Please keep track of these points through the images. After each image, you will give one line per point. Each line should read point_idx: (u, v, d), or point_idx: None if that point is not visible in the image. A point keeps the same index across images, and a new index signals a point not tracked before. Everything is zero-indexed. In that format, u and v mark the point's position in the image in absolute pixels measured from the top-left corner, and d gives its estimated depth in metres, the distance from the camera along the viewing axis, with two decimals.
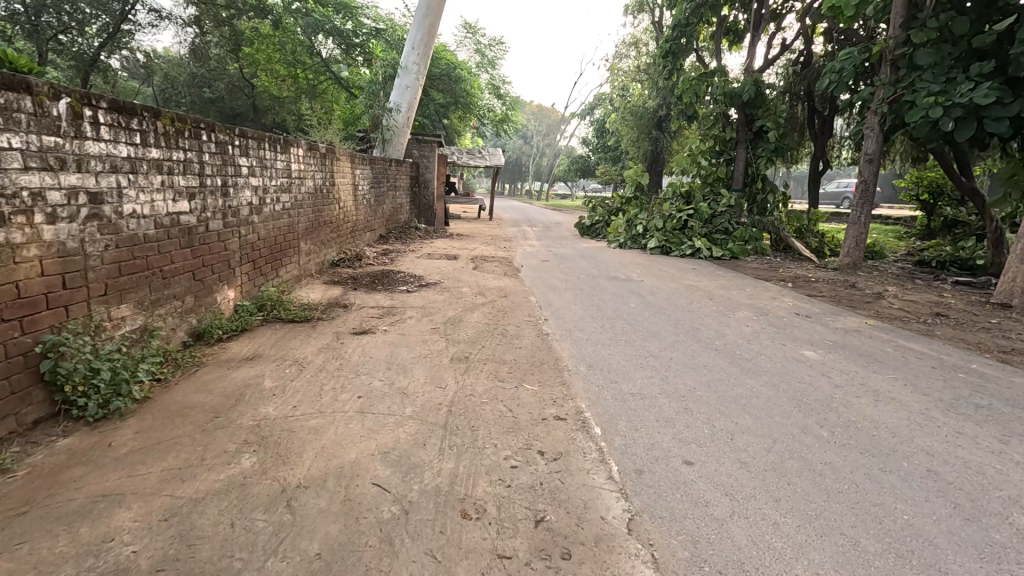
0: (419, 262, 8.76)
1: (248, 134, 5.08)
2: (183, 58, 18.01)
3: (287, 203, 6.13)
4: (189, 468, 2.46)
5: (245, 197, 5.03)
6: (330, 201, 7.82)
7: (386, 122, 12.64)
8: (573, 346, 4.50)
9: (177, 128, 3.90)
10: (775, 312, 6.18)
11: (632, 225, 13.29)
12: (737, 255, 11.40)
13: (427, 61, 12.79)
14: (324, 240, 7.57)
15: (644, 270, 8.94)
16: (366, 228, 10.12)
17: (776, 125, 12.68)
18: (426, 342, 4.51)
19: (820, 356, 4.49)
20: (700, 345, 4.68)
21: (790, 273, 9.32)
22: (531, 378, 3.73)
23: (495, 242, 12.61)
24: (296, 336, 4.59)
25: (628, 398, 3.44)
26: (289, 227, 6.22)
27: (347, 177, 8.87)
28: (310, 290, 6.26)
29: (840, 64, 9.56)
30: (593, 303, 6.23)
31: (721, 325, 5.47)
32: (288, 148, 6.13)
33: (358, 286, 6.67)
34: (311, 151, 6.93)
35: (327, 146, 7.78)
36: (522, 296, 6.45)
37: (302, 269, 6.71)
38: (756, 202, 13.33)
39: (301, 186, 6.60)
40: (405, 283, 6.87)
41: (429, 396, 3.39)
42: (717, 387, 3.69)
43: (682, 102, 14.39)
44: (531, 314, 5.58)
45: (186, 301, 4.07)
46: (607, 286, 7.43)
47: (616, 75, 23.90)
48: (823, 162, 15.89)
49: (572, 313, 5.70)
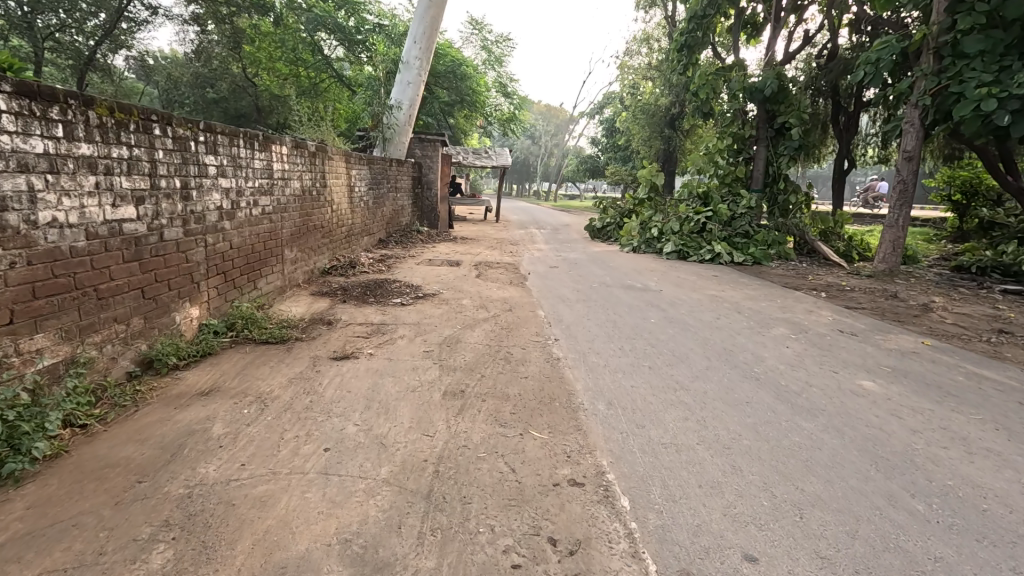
0: (419, 268, 8.15)
1: (219, 130, 4.48)
2: (185, 58, 17.71)
3: (268, 207, 5.54)
4: (78, 569, 1.83)
5: (213, 201, 4.42)
6: (321, 204, 7.22)
7: (387, 120, 12.05)
8: (587, 374, 3.83)
9: (119, 120, 3.29)
10: (816, 329, 5.46)
11: (646, 229, 12.56)
12: (760, 260, 10.67)
13: (430, 56, 12.16)
14: (314, 246, 6.95)
15: (661, 278, 8.24)
16: (364, 232, 9.50)
17: (800, 121, 11.91)
18: (416, 370, 3.85)
19: (883, 388, 3.78)
20: (737, 372, 4.00)
21: (822, 280, 8.59)
22: (540, 422, 3.06)
23: (501, 246, 11.97)
24: (266, 363, 3.95)
25: (660, 451, 2.76)
26: (270, 234, 5.62)
27: (343, 178, 8.28)
28: (293, 304, 5.63)
29: (875, 54, 8.81)
30: (609, 318, 5.56)
31: (757, 346, 4.76)
32: (269, 145, 5.54)
33: (348, 297, 6.04)
34: (298, 149, 6.34)
35: (318, 144, 7.18)
36: (529, 310, 5.78)
37: (287, 279, 6.11)
38: (776, 203, 12.62)
39: (285, 188, 5.99)
40: (400, 294, 6.22)
41: (413, 449, 2.72)
42: (768, 435, 2.99)
43: (697, 99, 13.70)
44: (539, 333, 4.91)
45: (132, 324, 3.45)
46: (623, 296, 6.75)
47: (626, 73, 23.22)
48: (847, 159, 15.05)
49: (587, 330, 5.04)
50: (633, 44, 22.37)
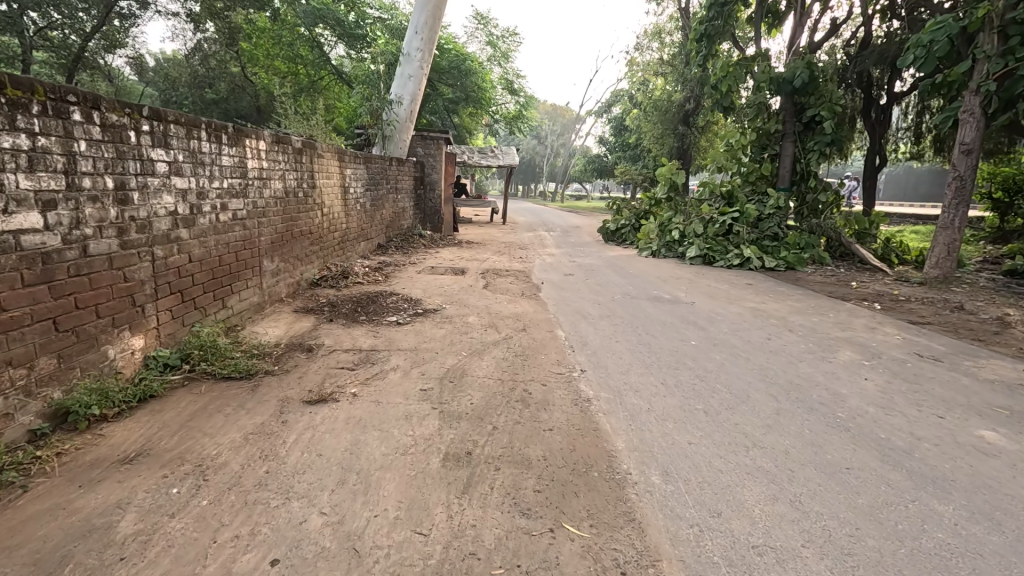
0: (420, 278, 7.33)
1: (171, 117, 3.68)
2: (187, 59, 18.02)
3: (241, 211, 4.74)
4: None
5: (163, 203, 3.61)
6: (309, 207, 6.41)
7: (386, 116, 11.28)
8: (629, 426, 2.99)
9: (13, 99, 2.50)
10: (889, 353, 4.57)
11: (665, 231, 11.64)
12: (793, 265, 9.75)
13: (433, 48, 11.37)
14: (300, 255, 6.14)
15: (690, 287, 7.37)
16: (360, 237, 8.69)
17: (831, 114, 11.02)
18: (409, 420, 3.01)
19: (1014, 443, 2.90)
20: (817, 420, 3.14)
21: (869, 289, 7.68)
22: (575, 509, 2.22)
23: (509, 250, 11.14)
24: (222, 410, 3.13)
25: (755, 564, 1.91)
26: (244, 242, 4.82)
27: (335, 178, 7.47)
28: (271, 326, 4.81)
29: (927, 36, 7.97)
30: (641, 340, 4.71)
31: (828, 379, 3.89)
32: (241, 139, 4.73)
33: (336, 314, 5.22)
34: (280, 144, 5.55)
35: (305, 139, 6.39)
36: (546, 329, 4.94)
37: (266, 294, 5.31)
38: (804, 203, 11.71)
39: (264, 189, 5.19)
40: (396, 310, 5.39)
41: (397, 562, 1.89)
42: (897, 529, 2.13)
43: (716, 92, 12.85)
44: (560, 361, 4.06)
45: (40, 366, 2.65)
46: (651, 311, 5.89)
47: (634, 70, 22.34)
48: (878, 156, 14.13)
49: (618, 357, 4.19)
50: (644, 39, 21.48)
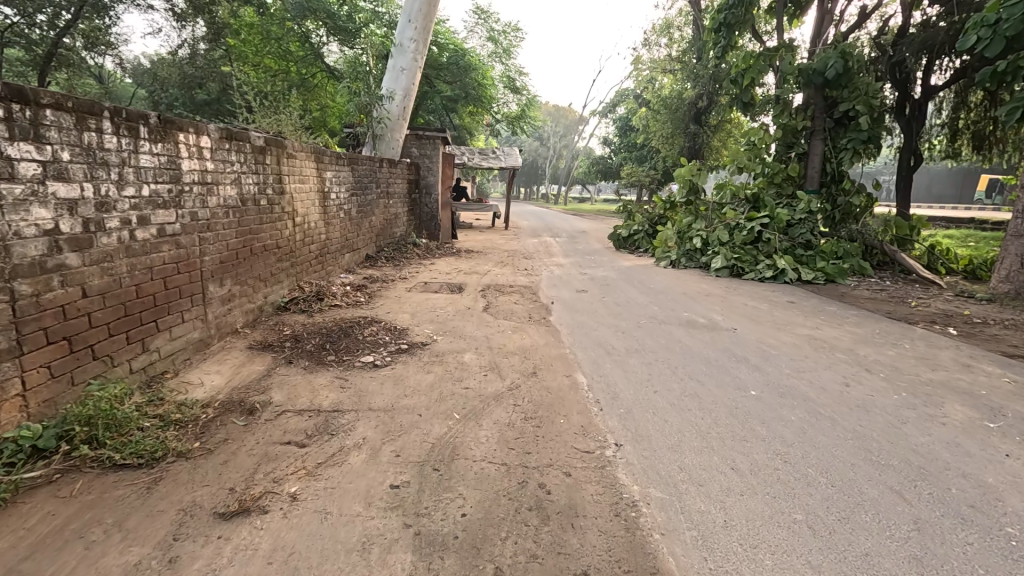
0: (410, 298, 6.30)
1: (45, 100, 2.66)
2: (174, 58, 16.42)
3: (172, 226, 3.71)
4: None
5: (31, 218, 2.59)
6: (274, 217, 5.37)
7: (376, 112, 10.23)
8: (706, 567, 1.94)
9: None
10: (1012, 408, 3.47)
11: (685, 238, 10.57)
12: (834, 277, 8.67)
13: (429, 39, 10.35)
14: (261, 276, 5.10)
15: (725, 307, 6.33)
16: (344, 248, 7.66)
17: (868, 108, 9.94)
18: (365, 556, 1.96)
19: None
20: (985, 546, 2.08)
21: (934, 308, 6.61)
22: None
23: (513, 261, 10.10)
24: (80, 537, 2.04)
25: None
26: (179, 262, 3.80)
27: (311, 182, 6.43)
28: (210, 372, 3.76)
29: (994, 15, 6.94)
30: (686, 389, 3.65)
31: (959, 455, 2.82)
32: (172, 134, 3.71)
33: (297, 353, 4.16)
34: (232, 141, 4.51)
35: (270, 134, 5.36)
36: (562, 374, 3.90)
37: (211, 327, 4.26)
38: (835, 207, 10.62)
39: (208, 197, 4.16)
40: (373, 346, 4.33)
41: None
42: None
43: (736, 87, 11.80)
44: (587, 431, 2.99)
45: None
46: (687, 343, 4.83)
47: (641, 68, 21.27)
48: (914, 155, 13.04)
49: (662, 422, 3.12)
50: (652, 34, 20.25)
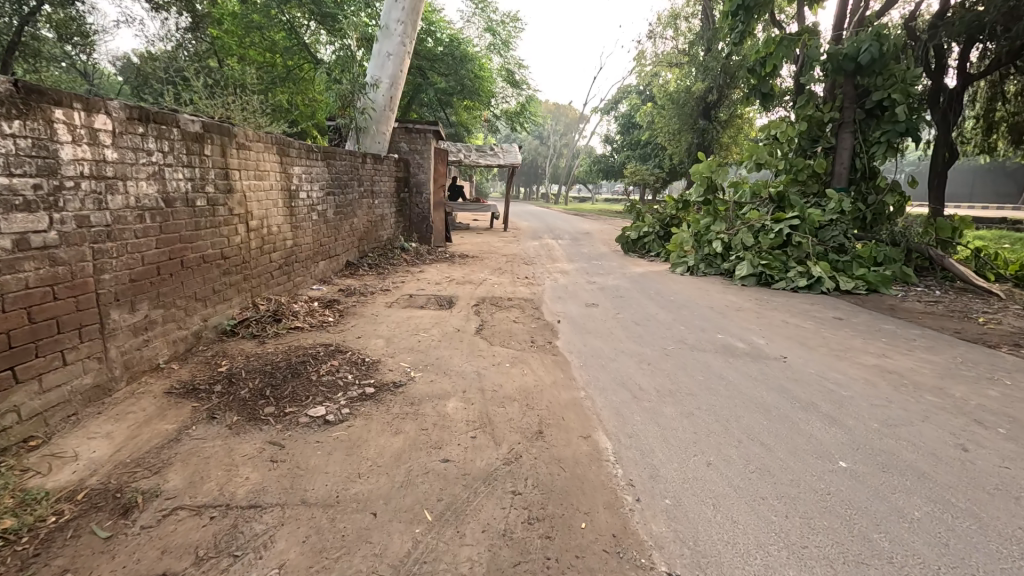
0: (388, 317, 5.28)
1: None
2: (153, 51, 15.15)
3: (42, 235, 2.70)
4: None
5: None
6: (215, 221, 4.33)
7: (359, 103, 9.21)
8: None
9: None
10: None
11: (702, 241, 9.59)
12: (876, 287, 7.65)
13: (417, 22, 9.32)
14: (195, 293, 4.06)
15: (765, 327, 5.30)
16: (316, 255, 6.63)
17: (905, 97, 8.79)
18: None
19: None
20: None
21: (1007, 325, 5.61)
22: None
23: (512, 267, 9.11)
24: None
25: None
26: (57, 284, 2.78)
27: (270, 179, 5.39)
28: (97, 437, 2.73)
29: None
30: (751, 460, 2.64)
31: None
32: (40, 110, 2.69)
33: (226, 403, 3.14)
34: (147, 123, 3.48)
35: (210, 120, 4.33)
36: (579, 436, 2.87)
37: (115, 365, 3.23)
38: (867, 206, 9.58)
39: (105, 194, 3.12)
40: (329, 392, 3.31)
41: None
42: None
43: (755, 76, 10.72)
44: (626, 551, 1.96)
45: None
46: (733, 379, 3.80)
47: (645, 62, 20.28)
48: (948, 150, 11.98)
49: (733, 526, 2.12)
50: (658, 25, 19.19)
